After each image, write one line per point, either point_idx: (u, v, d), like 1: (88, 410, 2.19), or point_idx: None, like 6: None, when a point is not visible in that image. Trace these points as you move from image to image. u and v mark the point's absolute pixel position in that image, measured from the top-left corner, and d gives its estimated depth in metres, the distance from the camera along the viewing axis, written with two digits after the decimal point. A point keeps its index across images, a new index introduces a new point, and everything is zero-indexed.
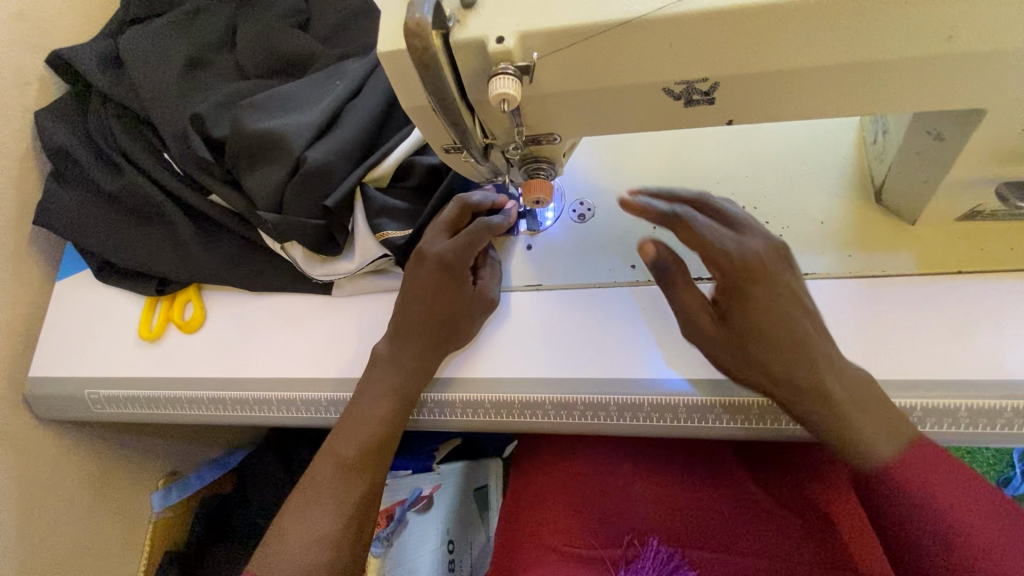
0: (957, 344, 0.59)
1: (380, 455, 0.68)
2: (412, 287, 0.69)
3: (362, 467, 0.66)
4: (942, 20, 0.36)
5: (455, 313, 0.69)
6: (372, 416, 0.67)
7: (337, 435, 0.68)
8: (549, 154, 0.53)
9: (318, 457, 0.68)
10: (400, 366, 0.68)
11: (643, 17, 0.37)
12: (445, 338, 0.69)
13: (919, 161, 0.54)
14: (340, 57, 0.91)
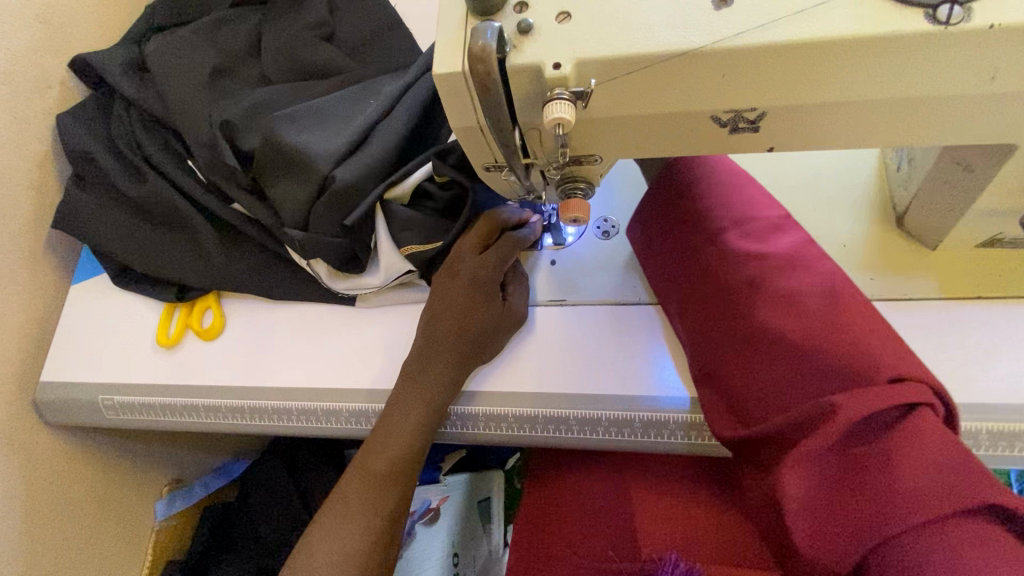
0: (976, 369, 0.60)
1: (408, 469, 0.68)
2: (442, 301, 0.70)
3: (391, 481, 0.67)
4: (985, 60, 0.37)
5: (481, 328, 0.69)
6: (399, 428, 0.68)
7: (367, 448, 0.68)
8: (588, 174, 0.53)
9: (349, 471, 0.69)
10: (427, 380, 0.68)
11: (699, 49, 0.38)
12: (472, 353, 0.69)
13: (945, 190, 0.55)
14: (365, 71, 0.92)
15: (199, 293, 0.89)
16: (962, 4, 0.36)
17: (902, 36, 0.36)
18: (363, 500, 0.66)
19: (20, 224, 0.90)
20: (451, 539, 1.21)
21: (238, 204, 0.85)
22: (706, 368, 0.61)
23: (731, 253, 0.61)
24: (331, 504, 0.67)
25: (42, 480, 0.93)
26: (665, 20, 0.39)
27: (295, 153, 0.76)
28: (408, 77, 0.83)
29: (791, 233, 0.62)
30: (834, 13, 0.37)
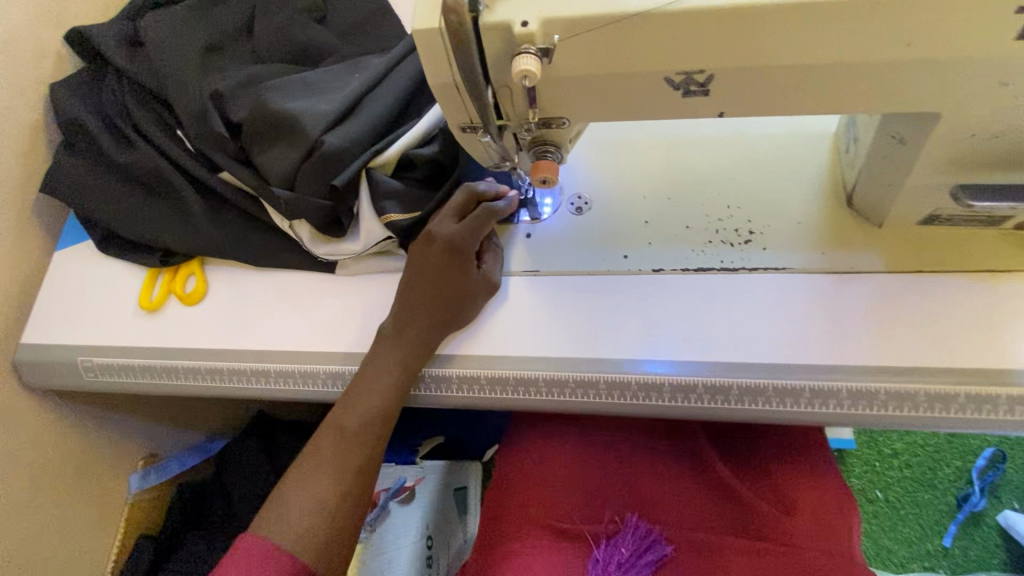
0: (914, 336, 0.65)
1: (383, 425, 0.71)
2: (421, 266, 0.73)
3: (365, 435, 0.69)
4: (902, 28, 0.42)
5: (458, 291, 0.72)
6: (375, 387, 0.70)
7: (343, 405, 0.70)
8: (557, 138, 0.57)
9: (323, 428, 0.70)
10: (405, 340, 0.72)
11: (652, 11, 0.43)
12: (448, 316, 0.72)
13: (885, 165, 0.60)
14: (354, 52, 0.96)
15: (182, 260, 0.91)
16: None
17: (831, 3, 0.41)
18: (336, 455, 0.68)
19: (7, 187, 0.92)
20: (426, 523, 1.20)
21: (225, 172, 0.88)
22: None
23: None
24: (304, 459, 0.69)
25: (16, 443, 0.93)
26: None
27: (284, 122, 0.79)
28: (397, 52, 0.86)
29: None
30: None
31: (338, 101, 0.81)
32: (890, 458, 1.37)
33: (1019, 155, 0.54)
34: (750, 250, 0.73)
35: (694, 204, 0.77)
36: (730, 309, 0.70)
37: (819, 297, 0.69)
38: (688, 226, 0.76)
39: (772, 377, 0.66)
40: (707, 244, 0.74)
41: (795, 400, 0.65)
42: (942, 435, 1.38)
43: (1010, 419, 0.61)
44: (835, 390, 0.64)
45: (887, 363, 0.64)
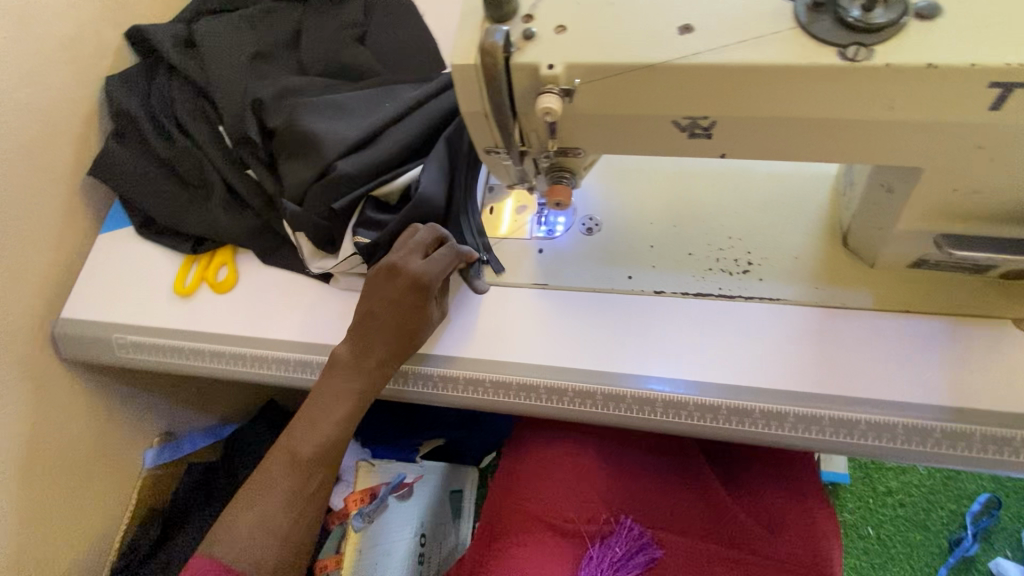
0: (897, 372, 0.69)
1: (332, 453, 0.77)
2: (384, 298, 0.76)
3: (314, 463, 0.76)
4: (886, 94, 0.47)
5: (414, 327, 0.76)
6: (336, 408, 0.77)
7: (294, 433, 0.77)
8: (572, 165, 0.62)
9: (275, 451, 0.77)
10: (360, 364, 0.77)
11: (663, 63, 0.48)
12: (403, 348, 0.77)
13: (876, 210, 0.64)
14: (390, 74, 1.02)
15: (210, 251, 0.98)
16: (868, 46, 0.45)
17: (822, 67, 0.46)
18: (288, 479, 0.75)
19: (61, 172, 0.99)
20: (421, 521, 1.26)
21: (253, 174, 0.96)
22: None
23: None
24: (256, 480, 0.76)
25: (45, 411, 0.99)
26: (639, 37, 0.49)
27: (309, 142, 0.87)
28: (427, 88, 0.91)
29: None
30: (770, 46, 0.47)
31: (359, 129, 0.88)
32: (884, 495, 1.39)
33: (996, 211, 0.58)
34: (747, 280, 0.77)
35: (697, 233, 0.81)
36: (725, 333, 0.74)
37: (809, 328, 0.73)
38: (691, 253, 0.80)
39: (760, 400, 0.70)
40: (707, 272, 0.79)
41: (780, 424, 0.70)
42: (938, 477, 1.40)
43: (980, 456, 0.65)
44: (818, 417, 0.69)
45: (870, 396, 0.68)
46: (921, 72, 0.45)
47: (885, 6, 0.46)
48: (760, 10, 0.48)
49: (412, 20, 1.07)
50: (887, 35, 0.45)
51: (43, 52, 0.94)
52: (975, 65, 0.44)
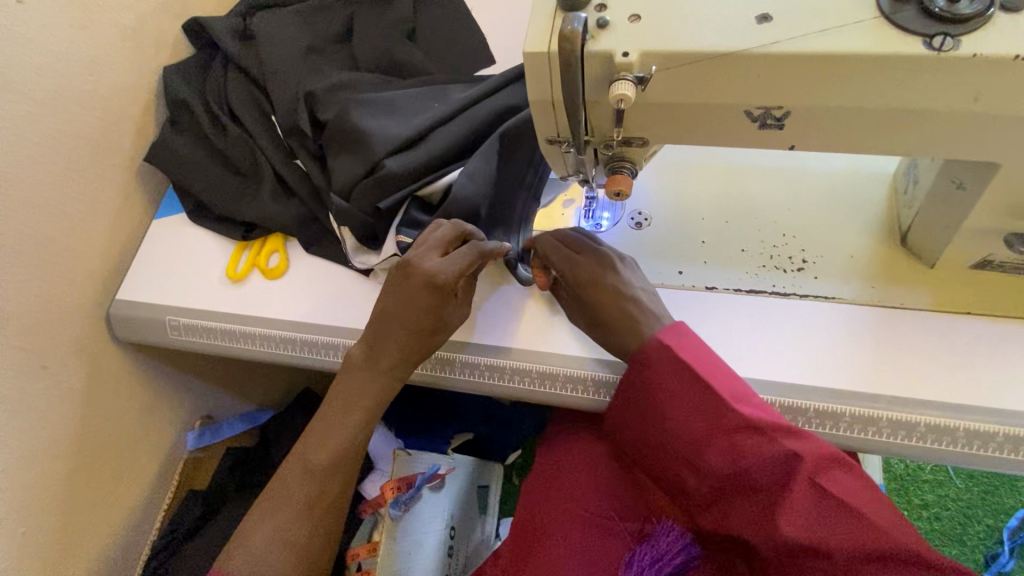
0: (957, 375, 0.68)
1: (348, 462, 0.77)
2: (398, 297, 0.76)
3: (332, 471, 0.76)
4: (972, 85, 0.46)
5: (427, 327, 0.76)
6: (352, 411, 0.78)
7: (307, 443, 0.78)
8: (634, 155, 0.62)
9: (288, 460, 0.77)
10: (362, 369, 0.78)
11: (742, 51, 0.48)
12: (415, 348, 0.77)
13: (942, 208, 0.63)
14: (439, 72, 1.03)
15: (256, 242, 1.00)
16: (953, 37, 0.45)
17: (907, 57, 0.45)
18: (300, 490, 0.75)
19: (121, 158, 1.02)
20: (450, 514, 1.27)
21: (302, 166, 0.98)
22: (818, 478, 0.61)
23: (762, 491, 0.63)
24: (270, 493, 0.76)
25: (99, 389, 1.01)
26: (716, 26, 0.49)
27: (360, 137, 0.89)
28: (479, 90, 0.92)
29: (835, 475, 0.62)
30: (852, 35, 0.46)
31: (409, 127, 0.89)
32: (919, 508, 1.39)
33: None
34: (802, 277, 0.76)
35: (749, 229, 0.80)
36: (779, 330, 0.74)
37: (865, 327, 0.72)
38: (743, 249, 0.79)
39: (816, 399, 0.69)
40: (761, 269, 0.78)
41: (835, 423, 0.69)
42: (976, 492, 1.39)
43: None
44: (874, 418, 0.68)
45: (930, 397, 0.67)
46: (1008, 63, 0.44)
47: None
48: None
49: (462, 25, 1.08)
50: (972, 26, 0.45)
51: (109, 41, 0.97)
52: None
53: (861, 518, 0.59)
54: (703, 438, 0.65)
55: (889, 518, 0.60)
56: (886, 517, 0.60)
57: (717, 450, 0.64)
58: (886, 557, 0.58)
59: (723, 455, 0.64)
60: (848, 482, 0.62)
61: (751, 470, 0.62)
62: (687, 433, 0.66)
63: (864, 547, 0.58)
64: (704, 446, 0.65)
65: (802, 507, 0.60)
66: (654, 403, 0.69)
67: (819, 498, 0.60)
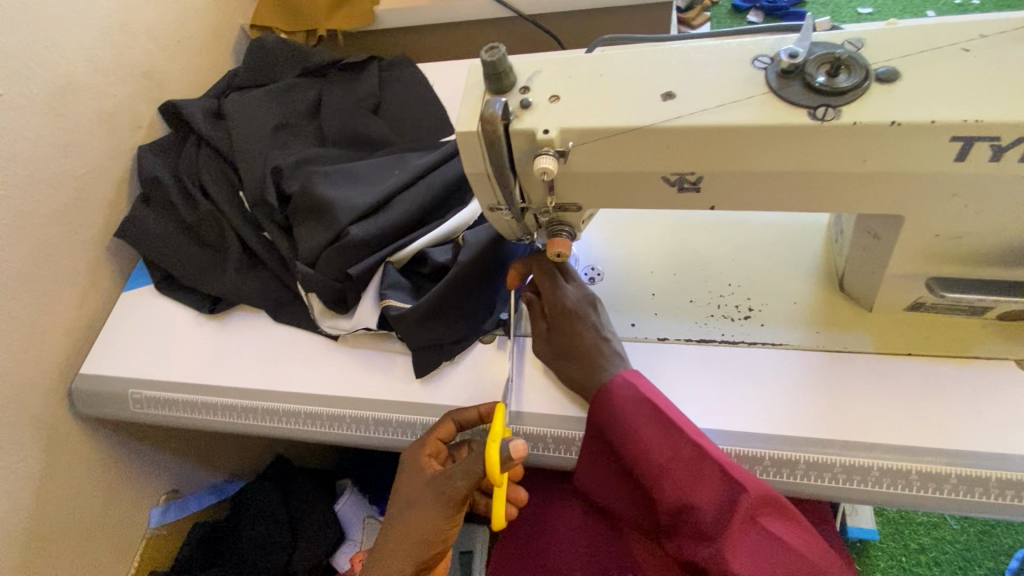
0: (901, 415, 0.69)
1: None
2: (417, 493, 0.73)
3: None
4: (858, 151, 0.50)
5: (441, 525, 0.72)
6: None
7: None
8: (572, 219, 0.65)
9: None
10: (466, 470, 0.68)
11: (648, 126, 0.52)
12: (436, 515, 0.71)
13: (865, 256, 0.66)
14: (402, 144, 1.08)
15: (476, 415, 0.76)
16: (834, 107, 0.49)
17: (797, 126, 0.49)
18: None
19: (91, 234, 1.05)
20: None
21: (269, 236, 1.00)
22: (752, 516, 0.61)
23: (703, 525, 0.63)
24: None
25: (57, 468, 0.98)
26: (625, 105, 0.53)
27: (324, 206, 0.92)
28: (437, 158, 0.97)
29: (774, 519, 0.62)
30: (744, 109, 0.50)
31: (372, 195, 0.93)
32: (918, 553, 1.39)
33: (983, 254, 0.59)
34: (749, 326, 0.78)
35: (696, 280, 0.83)
36: (729, 378, 0.75)
37: (810, 372, 0.73)
38: (691, 300, 0.82)
39: (769, 447, 0.70)
40: (708, 318, 0.80)
41: (790, 471, 0.69)
42: (972, 533, 1.40)
43: (999, 502, 0.65)
44: (829, 464, 0.68)
45: (879, 442, 0.68)
46: (885, 128, 0.48)
47: (847, 72, 0.49)
48: (732, 78, 0.52)
49: (423, 98, 1.15)
50: (851, 97, 0.49)
51: (85, 126, 1.02)
52: (936, 121, 0.47)
53: (794, 558, 0.61)
54: (655, 471, 0.65)
55: (822, 556, 0.61)
56: (816, 552, 0.61)
57: (669, 483, 0.64)
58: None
59: (673, 488, 0.64)
60: (789, 521, 0.62)
61: (698, 506, 0.62)
62: (640, 467, 0.66)
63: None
64: (657, 478, 0.65)
65: (744, 546, 0.61)
66: (610, 436, 0.69)
67: (761, 536, 0.61)
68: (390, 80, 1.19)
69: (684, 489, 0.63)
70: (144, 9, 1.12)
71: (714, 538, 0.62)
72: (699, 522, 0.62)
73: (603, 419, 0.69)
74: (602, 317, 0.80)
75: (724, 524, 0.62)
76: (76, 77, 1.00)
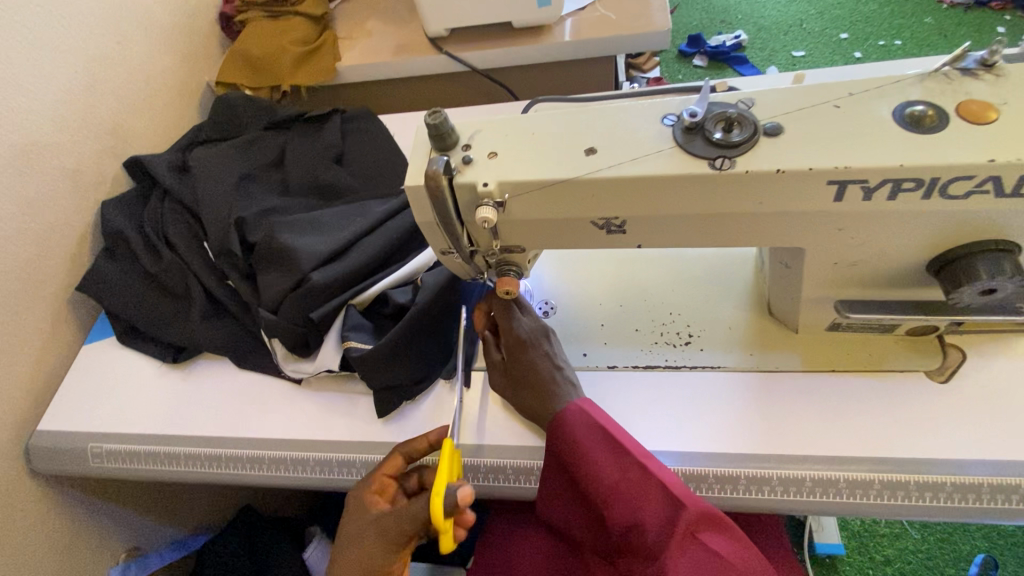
0: (828, 427, 0.75)
1: None
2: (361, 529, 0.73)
3: None
4: (754, 195, 0.57)
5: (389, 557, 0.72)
6: None
7: None
8: (518, 260, 0.71)
9: None
10: (416, 513, 0.69)
11: (573, 178, 0.59)
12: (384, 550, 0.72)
13: (782, 283, 0.74)
14: (364, 192, 1.14)
15: (425, 445, 0.79)
16: (730, 158, 0.56)
17: (700, 175, 0.56)
18: None
19: (51, 288, 1.05)
20: None
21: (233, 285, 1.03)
22: (692, 530, 0.64)
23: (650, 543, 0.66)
24: None
25: (10, 531, 0.96)
26: (552, 160, 0.60)
27: (286, 254, 0.96)
28: (395, 205, 1.03)
29: (716, 536, 0.65)
30: (655, 161, 0.57)
31: (333, 242, 0.97)
32: (883, 565, 1.48)
33: (880, 279, 0.67)
34: (690, 350, 0.84)
35: (641, 310, 0.89)
36: (674, 400, 0.80)
37: (746, 392, 0.79)
38: (637, 328, 0.88)
39: (712, 465, 0.74)
40: (653, 345, 0.86)
41: (733, 487, 0.73)
42: (933, 541, 1.49)
43: (920, 505, 0.70)
44: (767, 478, 0.73)
45: (810, 453, 0.73)
46: (772, 175, 0.55)
47: (739, 127, 0.57)
48: (645, 133, 0.59)
49: (383, 148, 1.22)
50: (743, 149, 0.56)
51: (48, 184, 1.04)
52: (813, 168, 0.54)
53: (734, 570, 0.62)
54: (606, 492, 0.69)
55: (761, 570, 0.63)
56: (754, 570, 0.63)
57: (617, 503, 0.68)
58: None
59: (621, 508, 0.68)
60: (730, 538, 0.65)
61: (643, 525, 0.66)
62: (593, 489, 0.70)
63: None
64: (607, 499, 0.69)
65: (686, 561, 0.63)
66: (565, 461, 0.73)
67: (703, 551, 0.64)
68: (352, 131, 1.25)
69: (630, 507, 0.67)
70: (109, 71, 1.16)
71: (659, 555, 0.66)
72: (645, 540, 0.66)
73: (558, 446, 0.74)
74: (556, 346, 0.85)
75: (666, 541, 0.65)
76: (39, 138, 1.03)
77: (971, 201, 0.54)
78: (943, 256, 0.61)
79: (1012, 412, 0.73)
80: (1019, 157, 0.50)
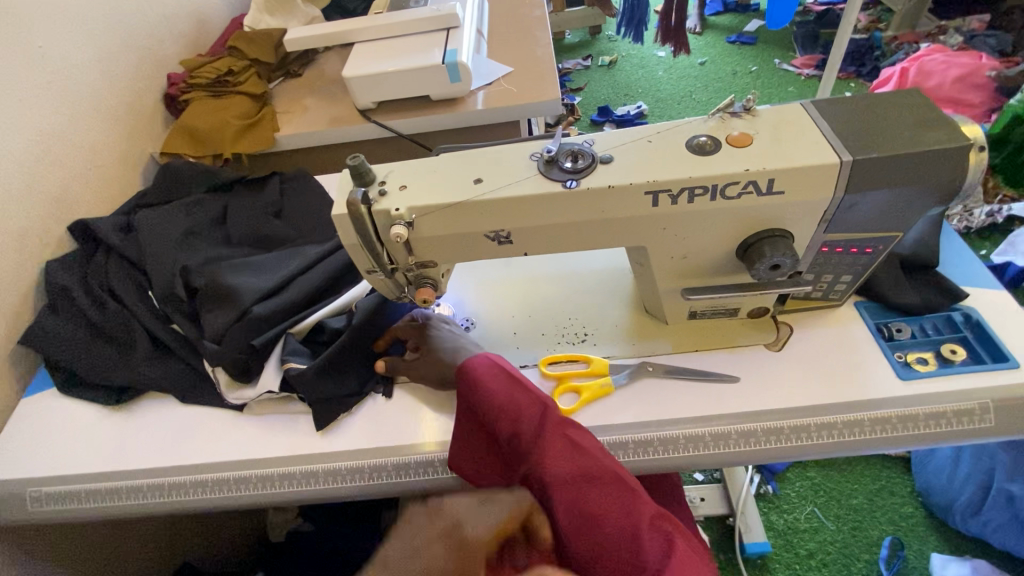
0: (695, 395, 0.92)
1: None
2: None
3: None
4: (597, 206, 0.77)
5: None
6: None
7: None
8: (432, 273, 0.86)
9: None
10: None
11: (463, 200, 0.76)
12: None
13: (644, 281, 0.93)
14: (301, 240, 1.28)
15: None
16: (575, 179, 0.76)
17: (556, 193, 0.75)
18: None
19: None
20: None
21: (176, 326, 1.11)
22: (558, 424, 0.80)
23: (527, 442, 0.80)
24: None
25: None
26: (447, 189, 0.78)
27: (228, 292, 1.07)
28: (328, 247, 1.17)
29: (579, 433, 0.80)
30: (523, 185, 0.77)
31: (272, 280, 1.10)
32: (807, 558, 1.63)
33: (710, 268, 0.88)
34: (586, 346, 1.01)
35: (545, 318, 1.06)
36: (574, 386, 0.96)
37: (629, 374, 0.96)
38: (542, 333, 1.04)
39: (607, 434, 0.89)
40: (557, 344, 1.02)
41: (623, 450, 0.88)
42: (847, 531, 1.66)
43: (771, 446, 0.86)
44: (651, 439, 0.88)
45: (683, 416, 0.89)
46: (605, 190, 0.75)
47: (581, 158, 0.77)
48: (516, 166, 0.79)
49: (318, 202, 1.37)
50: (584, 173, 0.76)
51: None
52: (633, 183, 0.74)
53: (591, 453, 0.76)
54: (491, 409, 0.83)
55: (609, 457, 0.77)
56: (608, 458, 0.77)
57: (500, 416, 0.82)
58: (608, 483, 0.74)
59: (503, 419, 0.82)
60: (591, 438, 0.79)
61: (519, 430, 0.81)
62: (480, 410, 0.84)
63: (589, 474, 0.74)
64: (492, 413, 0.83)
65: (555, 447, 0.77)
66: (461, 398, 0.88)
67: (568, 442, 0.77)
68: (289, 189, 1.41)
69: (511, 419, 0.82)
70: (59, 145, 1.27)
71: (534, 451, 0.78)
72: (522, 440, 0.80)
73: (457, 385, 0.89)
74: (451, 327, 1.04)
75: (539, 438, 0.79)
76: None
77: (744, 199, 0.76)
78: (744, 243, 0.82)
79: (828, 367, 0.92)
80: (765, 166, 0.73)
